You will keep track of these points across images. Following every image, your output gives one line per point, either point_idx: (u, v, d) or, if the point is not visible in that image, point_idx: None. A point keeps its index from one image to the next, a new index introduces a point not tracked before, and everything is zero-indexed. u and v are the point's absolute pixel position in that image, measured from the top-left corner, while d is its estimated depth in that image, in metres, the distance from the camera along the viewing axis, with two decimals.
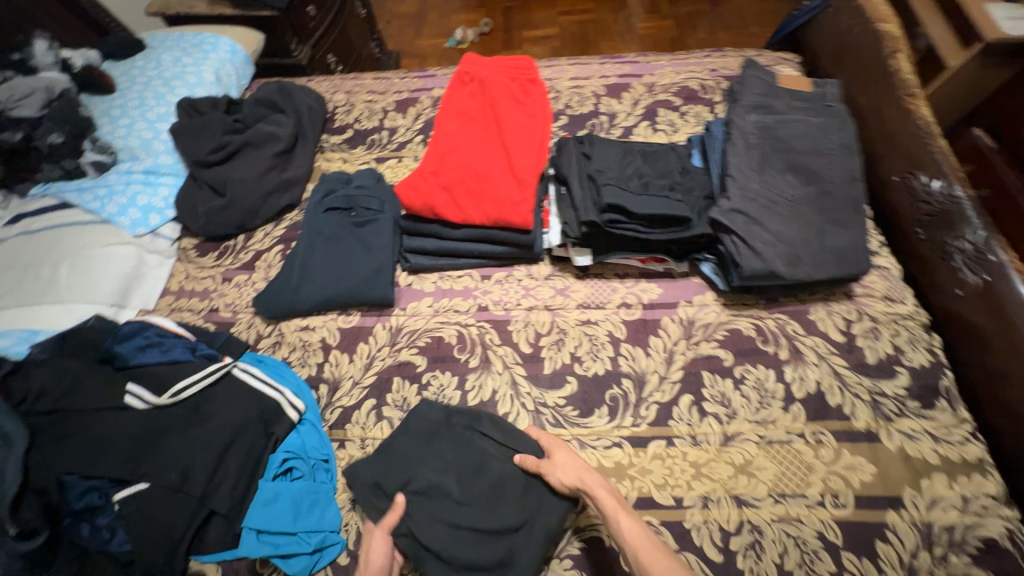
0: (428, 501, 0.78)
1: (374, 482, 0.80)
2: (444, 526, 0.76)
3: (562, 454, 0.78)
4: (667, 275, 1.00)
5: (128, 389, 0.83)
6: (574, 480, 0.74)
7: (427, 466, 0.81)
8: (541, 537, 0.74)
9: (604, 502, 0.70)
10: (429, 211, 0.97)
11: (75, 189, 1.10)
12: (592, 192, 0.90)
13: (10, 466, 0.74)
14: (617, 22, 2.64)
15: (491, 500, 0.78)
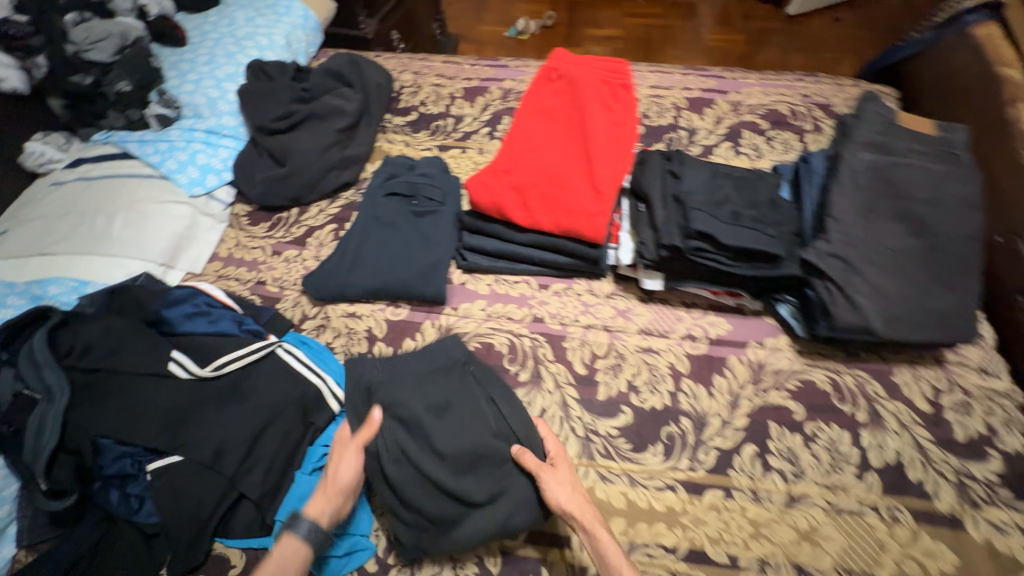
0: (405, 432, 0.77)
1: (366, 387, 0.82)
2: (413, 468, 0.75)
3: (566, 472, 0.73)
4: (738, 311, 0.94)
5: (173, 356, 0.80)
6: (571, 507, 0.69)
7: (420, 400, 0.80)
8: (494, 522, 0.72)
9: (599, 540, 0.66)
10: (496, 211, 0.92)
11: (137, 140, 1.07)
12: (678, 214, 0.84)
13: (49, 422, 0.71)
14: (685, 31, 2.53)
15: (467, 466, 0.75)
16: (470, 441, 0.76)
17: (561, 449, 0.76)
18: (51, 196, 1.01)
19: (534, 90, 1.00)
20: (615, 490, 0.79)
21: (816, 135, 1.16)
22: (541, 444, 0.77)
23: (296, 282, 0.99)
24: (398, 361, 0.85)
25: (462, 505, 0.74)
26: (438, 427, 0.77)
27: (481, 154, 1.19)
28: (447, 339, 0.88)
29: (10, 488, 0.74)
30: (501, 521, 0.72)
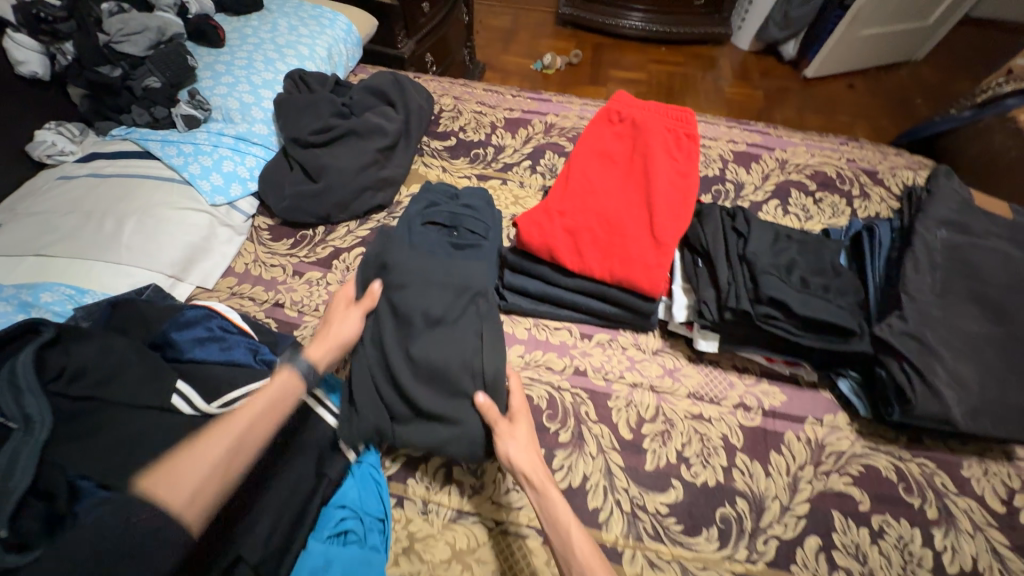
0: (395, 325, 0.78)
1: (380, 266, 0.83)
2: (383, 368, 0.75)
3: (522, 430, 0.71)
4: (793, 381, 0.88)
5: (177, 388, 0.69)
6: (523, 464, 0.67)
7: (420, 301, 0.78)
8: (432, 439, 0.72)
9: (547, 500, 0.64)
10: (547, 253, 0.86)
11: (160, 139, 1.00)
12: (745, 276, 0.79)
13: (25, 454, 0.59)
14: (705, 82, 2.56)
15: (431, 380, 0.74)
16: (451, 362, 0.74)
17: (524, 403, 0.74)
18: (56, 190, 0.92)
19: (594, 131, 0.98)
20: None
21: (863, 201, 1.13)
22: (506, 397, 0.75)
23: (318, 308, 0.91)
24: (419, 259, 0.82)
25: (409, 412, 0.74)
26: (425, 337, 0.76)
27: (521, 188, 1.13)
28: (463, 263, 0.83)
29: None
30: (439, 444, 0.72)
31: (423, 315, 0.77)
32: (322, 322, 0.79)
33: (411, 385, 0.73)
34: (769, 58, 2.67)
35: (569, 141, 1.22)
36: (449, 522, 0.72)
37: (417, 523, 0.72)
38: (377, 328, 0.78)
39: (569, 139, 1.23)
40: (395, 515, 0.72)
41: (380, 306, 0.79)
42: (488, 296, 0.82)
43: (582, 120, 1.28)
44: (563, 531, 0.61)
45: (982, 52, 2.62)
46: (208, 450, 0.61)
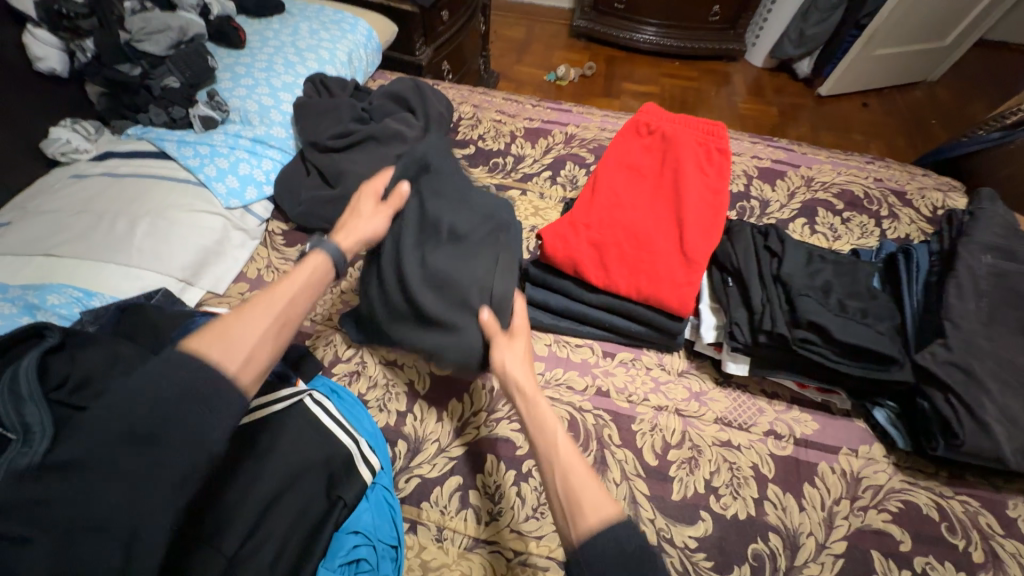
0: (419, 230, 0.80)
1: (420, 172, 0.85)
2: (397, 272, 0.78)
3: (521, 346, 0.71)
4: (825, 408, 0.84)
5: None
6: (514, 372, 0.67)
7: (448, 209, 0.81)
8: (431, 341, 0.75)
9: (537, 407, 0.63)
10: (571, 266, 0.83)
11: (176, 140, 0.98)
12: (780, 298, 0.77)
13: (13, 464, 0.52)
14: (718, 97, 2.55)
15: (439, 286, 0.76)
16: (463, 277, 0.76)
17: (525, 327, 0.75)
18: (69, 189, 0.90)
19: (622, 143, 0.96)
20: None
21: (893, 222, 1.10)
22: (510, 316, 0.76)
23: (330, 317, 0.90)
24: (457, 177, 0.87)
25: (413, 314, 0.77)
26: (445, 248, 0.78)
27: (541, 199, 1.11)
28: (496, 199, 0.87)
29: None
30: (436, 349, 0.76)
31: (447, 226, 0.79)
32: (346, 212, 0.81)
33: (423, 292, 0.75)
34: (783, 75, 2.65)
35: (589, 152, 1.19)
36: (465, 550, 0.68)
37: (432, 551, 0.68)
38: (402, 230, 0.79)
39: (589, 150, 1.20)
40: (408, 542, 0.69)
41: (408, 211, 0.81)
42: (511, 229, 0.84)
43: (602, 131, 1.25)
44: (547, 436, 0.59)
45: (998, 75, 2.60)
46: (258, 319, 0.62)
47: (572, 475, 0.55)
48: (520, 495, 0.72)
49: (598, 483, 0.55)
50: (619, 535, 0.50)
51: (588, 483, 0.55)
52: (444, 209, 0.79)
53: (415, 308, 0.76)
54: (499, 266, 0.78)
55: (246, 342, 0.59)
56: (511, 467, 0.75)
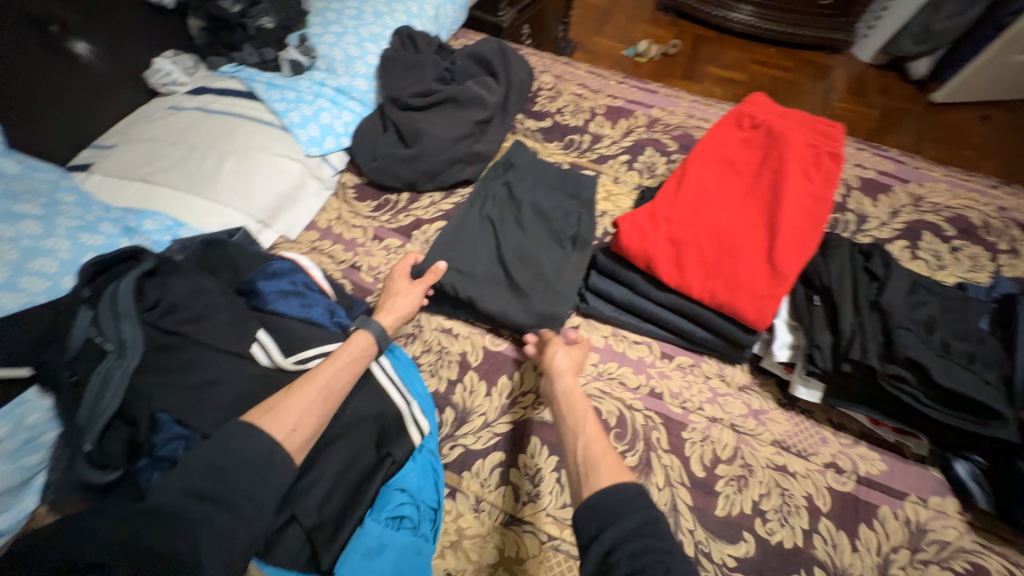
0: (504, 209, 0.92)
1: (507, 163, 0.98)
2: (490, 240, 0.88)
3: (578, 352, 0.77)
4: (896, 450, 0.77)
5: (258, 337, 0.70)
6: (563, 366, 0.74)
7: (537, 193, 0.92)
8: (508, 297, 0.82)
9: (576, 396, 0.71)
10: (644, 260, 0.79)
11: (265, 82, 0.99)
12: (875, 327, 0.72)
13: (115, 380, 0.61)
14: (813, 91, 2.31)
15: (523, 258, 0.85)
16: (540, 249, 0.86)
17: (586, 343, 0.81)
18: (166, 120, 0.93)
19: (720, 134, 0.89)
20: None
21: (1012, 258, 0.96)
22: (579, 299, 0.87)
23: None
24: (541, 165, 0.97)
25: (493, 275, 0.84)
26: (530, 225, 0.89)
27: (615, 183, 1.05)
28: (575, 177, 0.95)
29: (49, 434, 0.66)
30: (505, 311, 0.81)
31: (534, 210, 0.90)
32: (381, 293, 0.83)
33: (507, 261, 0.84)
34: (893, 74, 2.35)
35: (672, 140, 1.11)
36: (499, 525, 0.69)
37: (468, 519, 0.70)
38: (492, 210, 0.91)
39: (672, 138, 1.12)
40: (447, 507, 0.70)
41: (498, 195, 0.94)
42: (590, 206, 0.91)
43: (689, 118, 1.17)
44: (579, 412, 0.68)
45: None
46: (304, 389, 0.63)
47: (593, 446, 0.63)
48: (560, 483, 0.72)
49: (615, 458, 0.62)
50: (630, 508, 0.55)
51: (607, 456, 0.62)
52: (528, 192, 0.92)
53: (499, 274, 0.84)
54: (573, 249, 0.86)
55: (288, 417, 0.60)
56: (553, 453, 0.74)
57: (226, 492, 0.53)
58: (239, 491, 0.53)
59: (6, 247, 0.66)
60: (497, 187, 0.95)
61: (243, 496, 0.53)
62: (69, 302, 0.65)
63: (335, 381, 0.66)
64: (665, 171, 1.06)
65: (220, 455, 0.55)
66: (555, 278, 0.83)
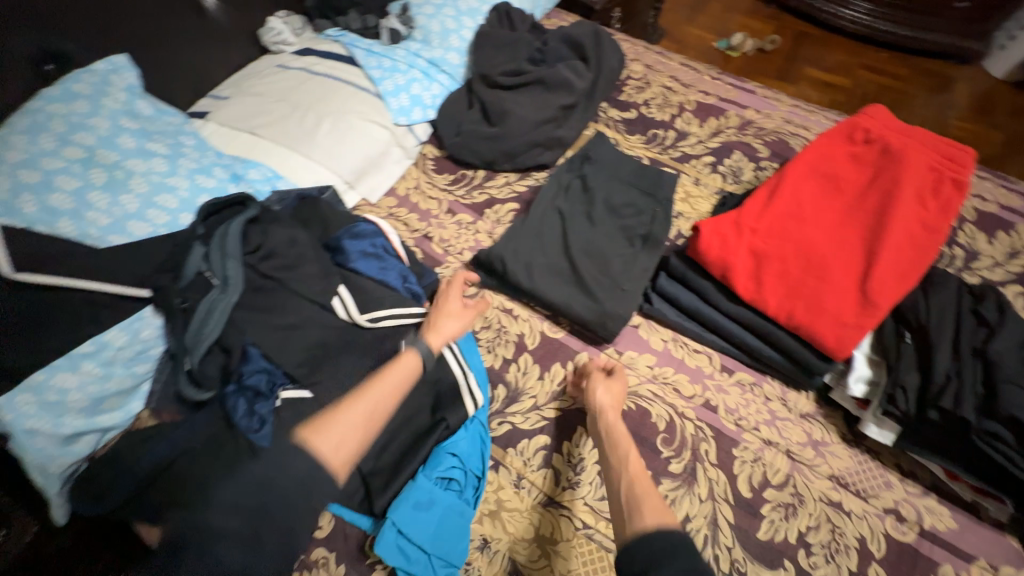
0: (577, 200, 0.90)
1: (584, 156, 0.94)
2: (561, 228, 0.87)
3: (617, 384, 0.75)
4: (971, 510, 0.71)
5: (338, 292, 0.75)
6: (605, 402, 0.72)
7: (615, 185, 0.90)
8: (572, 288, 0.82)
9: (618, 430, 0.69)
10: (720, 269, 0.77)
11: (365, 48, 1.03)
12: (975, 375, 0.66)
13: (217, 311, 0.69)
14: (927, 104, 2.07)
15: (594, 251, 0.84)
16: (612, 243, 0.84)
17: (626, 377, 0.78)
18: (275, 77, 1.00)
19: (825, 147, 0.84)
20: None
21: None
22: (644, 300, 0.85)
23: (462, 253, 0.91)
24: (620, 158, 0.93)
25: (560, 264, 0.84)
26: (603, 217, 0.87)
27: (695, 185, 1.00)
28: (654, 173, 0.91)
29: (156, 348, 0.75)
30: (568, 301, 0.80)
31: (607, 205, 0.88)
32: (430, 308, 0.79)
33: (575, 252, 0.83)
34: None
35: (764, 145, 1.05)
36: (537, 505, 0.71)
37: (508, 494, 0.72)
38: (564, 203, 0.89)
39: (765, 143, 1.05)
40: (490, 478, 0.73)
41: (572, 187, 0.91)
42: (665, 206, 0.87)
43: (786, 124, 1.09)
44: (620, 449, 0.67)
45: None
46: (350, 408, 0.62)
47: (636, 487, 0.61)
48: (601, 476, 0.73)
49: (660, 500, 0.59)
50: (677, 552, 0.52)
51: (652, 498, 0.60)
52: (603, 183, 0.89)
53: (565, 267, 0.83)
54: (643, 248, 0.84)
55: (335, 436, 0.60)
56: None
57: (274, 507, 0.55)
58: (285, 505, 0.55)
59: (139, 180, 0.74)
60: (571, 179, 0.92)
61: (286, 517, 0.55)
62: (186, 237, 0.73)
63: (379, 400, 0.65)
64: (751, 177, 1.00)
65: (267, 468, 0.57)
66: (623, 274, 0.82)
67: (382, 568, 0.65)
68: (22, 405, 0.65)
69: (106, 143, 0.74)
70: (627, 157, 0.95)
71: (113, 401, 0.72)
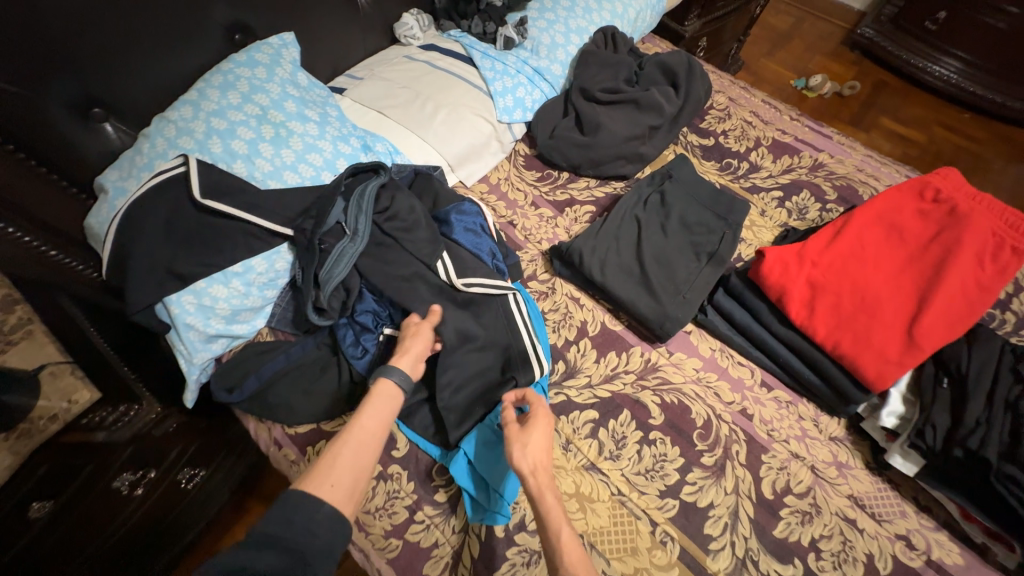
0: (654, 211, 0.99)
1: (667, 173, 1.04)
2: (635, 234, 0.97)
3: (535, 435, 0.70)
4: (979, 552, 0.77)
5: (442, 257, 0.88)
6: (528, 465, 0.67)
7: (690, 204, 0.99)
8: (639, 289, 0.91)
9: (542, 489, 0.65)
10: (778, 293, 0.85)
11: (482, 51, 1.16)
12: (1004, 425, 0.71)
13: (347, 256, 0.84)
14: (1000, 174, 2.08)
15: (664, 260, 0.93)
16: (679, 255, 0.94)
17: (546, 414, 0.73)
18: (402, 66, 1.14)
19: (895, 199, 0.91)
20: None
21: None
22: (701, 312, 0.94)
23: (541, 242, 1.03)
24: (698, 181, 1.03)
25: (631, 266, 0.93)
26: (675, 231, 0.96)
27: (760, 215, 1.08)
28: (729, 199, 0.99)
29: (283, 279, 0.90)
30: (633, 299, 0.90)
31: (680, 221, 0.97)
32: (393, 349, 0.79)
33: (646, 257, 0.93)
34: None
35: (832, 188, 1.11)
36: (579, 468, 0.82)
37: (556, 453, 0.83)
38: (642, 212, 0.99)
39: (834, 186, 1.12)
40: None
41: (651, 199, 1.01)
42: (734, 229, 0.96)
43: (857, 171, 1.15)
44: (550, 523, 0.62)
45: None
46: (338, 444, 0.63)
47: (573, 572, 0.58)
48: (639, 453, 0.83)
49: None
50: None
51: None
52: (680, 200, 0.99)
53: (634, 270, 0.93)
54: (708, 264, 0.93)
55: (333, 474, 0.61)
56: (640, 429, 0.85)
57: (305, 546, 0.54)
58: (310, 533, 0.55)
59: (297, 139, 0.90)
60: (651, 192, 1.02)
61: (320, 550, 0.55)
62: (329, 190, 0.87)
63: (367, 426, 0.67)
64: (816, 217, 1.07)
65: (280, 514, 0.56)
66: (686, 285, 0.91)
67: (444, 491, 0.79)
68: (186, 304, 0.81)
69: (276, 105, 0.90)
70: (704, 181, 1.04)
71: (245, 315, 0.88)
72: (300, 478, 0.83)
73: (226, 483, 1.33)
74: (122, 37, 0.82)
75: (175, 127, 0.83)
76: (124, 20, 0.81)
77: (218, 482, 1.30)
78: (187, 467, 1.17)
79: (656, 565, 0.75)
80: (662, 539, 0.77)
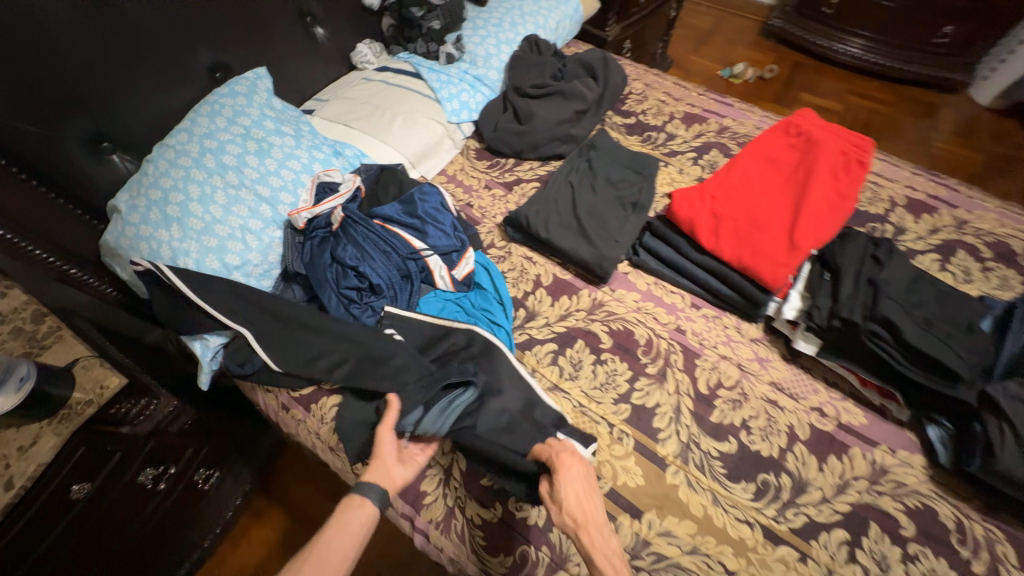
0: (584, 177, 1.18)
1: (591, 145, 1.24)
2: (570, 196, 1.15)
3: (572, 495, 0.71)
4: (879, 412, 0.93)
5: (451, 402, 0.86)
6: (570, 520, 0.69)
7: (613, 167, 1.19)
8: (579, 239, 1.09)
9: (592, 542, 0.66)
10: (689, 226, 1.04)
11: (427, 67, 1.36)
12: (867, 296, 0.90)
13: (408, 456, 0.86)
14: (911, 129, 2.36)
15: (597, 215, 1.11)
16: (609, 210, 1.12)
17: (572, 472, 0.74)
18: (361, 86, 1.34)
19: (768, 139, 1.13)
20: (696, 498, 0.85)
21: None
22: (634, 255, 1.12)
23: (495, 217, 1.20)
24: (617, 149, 1.23)
25: (570, 223, 1.11)
26: (603, 190, 1.15)
27: (678, 173, 1.27)
28: (643, 159, 1.20)
29: (276, 269, 1.04)
30: (575, 248, 1.07)
31: (606, 181, 1.17)
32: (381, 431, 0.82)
33: (581, 213, 1.11)
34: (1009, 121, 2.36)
35: (737, 145, 1.31)
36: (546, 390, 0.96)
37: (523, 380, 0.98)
38: (574, 178, 1.18)
39: (738, 143, 1.32)
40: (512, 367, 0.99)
41: (580, 167, 1.20)
42: (649, 181, 1.15)
43: (756, 129, 1.36)
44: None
45: None
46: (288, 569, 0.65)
47: None
48: (593, 372, 0.98)
49: None
50: None
51: None
52: (604, 166, 1.19)
53: (572, 224, 1.11)
54: (633, 212, 1.12)
55: None
56: (592, 352, 1.01)
57: None
58: None
59: (277, 150, 1.07)
60: (581, 161, 1.22)
61: None
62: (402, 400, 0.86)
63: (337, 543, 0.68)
64: None
65: None
66: (616, 232, 1.09)
67: None
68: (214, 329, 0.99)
69: (257, 124, 1.08)
70: (623, 149, 1.24)
71: None
72: (309, 432, 0.97)
73: (237, 487, 1.41)
74: (123, 84, 0.99)
75: (174, 150, 1.00)
76: (123, 70, 0.99)
77: (231, 485, 1.39)
78: (202, 467, 1.27)
79: (616, 456, 0.90)
80: (620, 436, 0.91)
